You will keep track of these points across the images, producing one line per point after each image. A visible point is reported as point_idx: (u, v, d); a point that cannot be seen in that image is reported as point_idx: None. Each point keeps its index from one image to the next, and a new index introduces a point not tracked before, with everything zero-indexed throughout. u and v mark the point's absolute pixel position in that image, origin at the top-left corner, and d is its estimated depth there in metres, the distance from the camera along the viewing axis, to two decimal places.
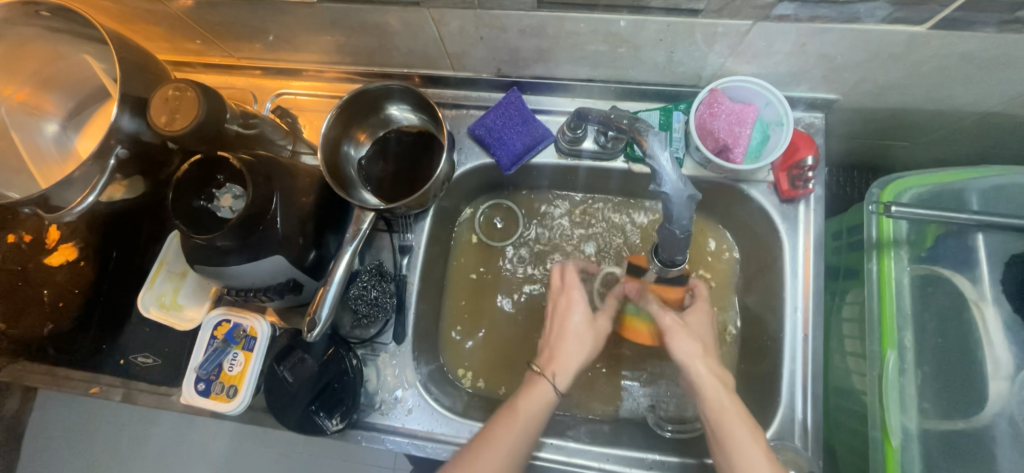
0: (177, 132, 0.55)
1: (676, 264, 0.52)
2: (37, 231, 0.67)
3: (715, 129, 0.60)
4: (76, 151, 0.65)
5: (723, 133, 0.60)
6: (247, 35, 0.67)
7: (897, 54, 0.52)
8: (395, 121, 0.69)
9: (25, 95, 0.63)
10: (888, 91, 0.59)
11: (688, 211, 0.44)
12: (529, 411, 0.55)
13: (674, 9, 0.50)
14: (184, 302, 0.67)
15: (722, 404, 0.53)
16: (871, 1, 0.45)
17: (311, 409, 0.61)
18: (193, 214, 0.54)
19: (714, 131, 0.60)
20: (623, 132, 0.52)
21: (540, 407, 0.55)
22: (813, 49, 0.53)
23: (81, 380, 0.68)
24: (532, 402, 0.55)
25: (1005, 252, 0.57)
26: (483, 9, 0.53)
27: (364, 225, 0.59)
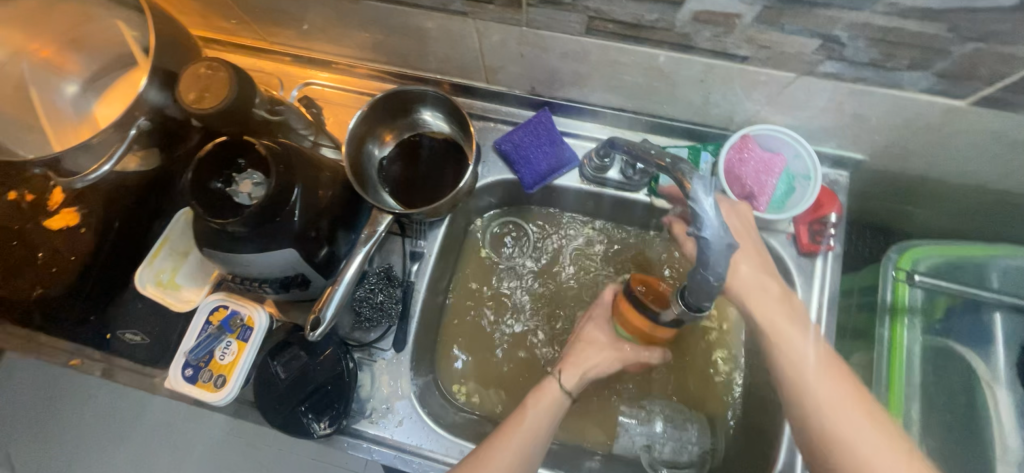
0: (204, 111, 0.54)
1: (703, 310, 0.49)
2: (40, 193, 0.65)
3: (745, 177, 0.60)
4: (93, 116, 0.63)
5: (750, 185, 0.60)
6: (284, 20, 0.66)
7: (932, 125, 0.52)
8: (424, 125, 0.69)
9: (49, 52, 0.61)
10: (916, 159, 0.59)
11: (724, 259, 0.45)
12: (537, 414, 0.57)
13: (720, 52, 0.50)
14: (182, 282, 0.65)
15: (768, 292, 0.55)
16: (917, 70, 0.46)
17: (301, 410, 0.60)
18: (210, 196, 0.52)
19: (743, 179, 0.60)
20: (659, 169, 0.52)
21: (548, 409, 0.58)
22: (849, 109, 0.54)
23: (65, 350, 0.66)
24: (543, 405, 0.58)
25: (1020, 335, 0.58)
26: (530, 28, 0.53)
27: (381, 227, 0.58)
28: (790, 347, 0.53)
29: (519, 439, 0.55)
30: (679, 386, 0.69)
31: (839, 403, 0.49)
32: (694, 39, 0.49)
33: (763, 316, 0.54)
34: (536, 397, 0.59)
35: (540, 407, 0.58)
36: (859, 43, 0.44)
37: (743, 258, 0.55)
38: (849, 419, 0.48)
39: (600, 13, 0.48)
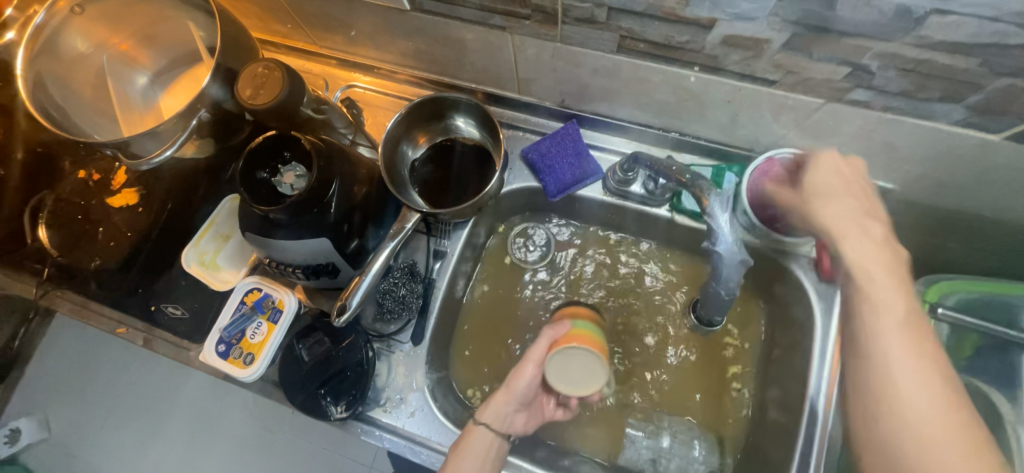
0: (257, 106, 0.59)
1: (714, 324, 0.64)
2: (106, 172, 0.72)
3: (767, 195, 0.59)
4: (158, 106, 0.69)
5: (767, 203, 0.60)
6: (334, 26, 0.71)
7: (965, 158, 0.52)
8: (456, 131, 0.72)
9: (127, 47, 0.67)
10: (948, 191, 0.58)
11: (736, 273, 0.53)
12: (460, 466, 0.56)
13: (748, 75, 0.51)
14: (222, 263, 0.69)
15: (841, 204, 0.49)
16: (948, 103, 0.46)
17: (319, 392, 0.63)
18: (256, 185, 0.56)
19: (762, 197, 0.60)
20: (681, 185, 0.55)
21: (475, 449, 0.57)
22: (879, 137, 0.53)
23: (113, 319, 0.72)
24: (464, 453, 0.57)
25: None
26: (564, 44, 0.56)
27: (408, 225, 0.61)
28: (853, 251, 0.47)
29: None
30: (691, 405, 0.69)
31: (890, 328, 0.43)
32: (723, 61, 0.50)
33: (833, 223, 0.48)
34: (459, 443, 0.58)
35: (462, 456, 0.57)
36: (889, 73, 0.44)
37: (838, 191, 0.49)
38: (892, 334, 0.43)
39: (632, 33, 0.50)
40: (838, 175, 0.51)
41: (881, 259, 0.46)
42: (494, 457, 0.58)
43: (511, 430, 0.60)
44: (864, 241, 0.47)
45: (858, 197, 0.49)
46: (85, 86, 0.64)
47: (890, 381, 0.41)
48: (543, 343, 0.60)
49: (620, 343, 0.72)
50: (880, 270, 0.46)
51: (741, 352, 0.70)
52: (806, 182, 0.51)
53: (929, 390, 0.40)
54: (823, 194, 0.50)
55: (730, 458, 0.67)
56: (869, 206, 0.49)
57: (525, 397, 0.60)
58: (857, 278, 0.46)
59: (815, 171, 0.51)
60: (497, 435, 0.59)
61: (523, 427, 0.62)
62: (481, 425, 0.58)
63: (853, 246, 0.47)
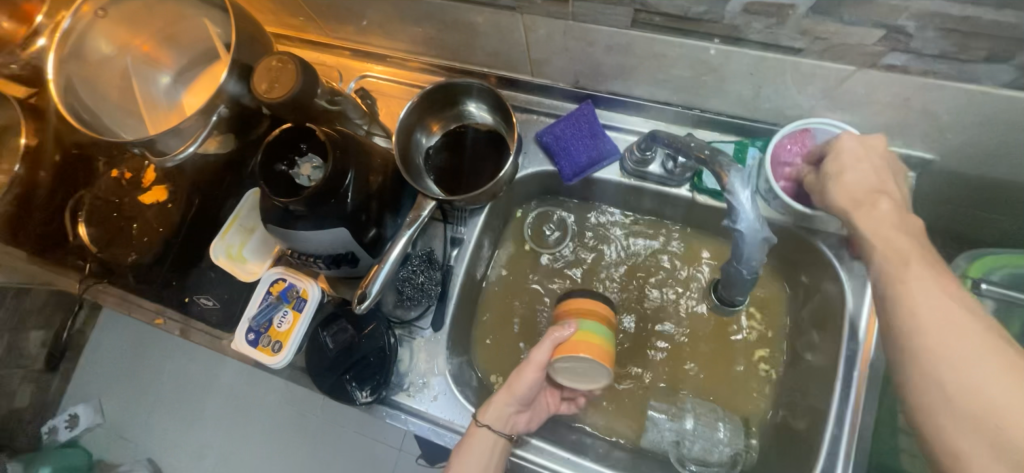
0: (273, 100, 0.60)
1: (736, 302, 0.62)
2: (137, 171, 0.76)
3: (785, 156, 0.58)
4: (182, 104, 0.70)
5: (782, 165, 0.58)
6: (345, 17, 0.71)
7: (1015, 123, 0.48)
8: (470, 117, 0.72)
9: (149, 47, 0.69)
10: (995, 160, 0.54)
11: (759, 252, 0.51)
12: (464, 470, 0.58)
13: (772, 45, 0.48)
14: (248, 255, 0.72)
15: (859, 160, 0.50)
16: (995, 63, 0.42)
17: (345, 378, 0.64)
18: (275, 178, 0.57)
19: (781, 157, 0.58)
20: (699, 162, 0.53)
21: (480, 454, 0.58)
22: (917, 104, 0.50)
23: (152, 310, 0.76)
24: (468, 458, 0.58)
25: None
26: (576, 21, 0.54)
27: (424, 212, 0.61)
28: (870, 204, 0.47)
29: None
30: (718, 388, 0.68)
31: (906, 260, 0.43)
32: (744, 30, 0.48)
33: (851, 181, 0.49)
34: (463, 450, 0.59)
35: (466, 461, 0.58)
36: (928, 34, 0.41)
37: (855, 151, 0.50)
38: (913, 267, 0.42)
39: (646, 5, 0.48)
40: (865, 155, 0.50)
41: (886, 224, 0.46)
42: (497, 458, 0.59)
43: (514, 431, 0.61)
44: (867, 210, 0.47)
45: (878, 176, 0.49)
46: (111, 88, 0.67)
47: (916, 317, 0.40)
48: (546, 347, 0.59)
49: (642, 327, 0.71)
50: (882, 234, 0.46)
51: (764, 335, 0.69)
52: (830, 164, 0.51)
53: (961, 322, 0.39)
54: (851, 177, 0.49)
55: (756, 440, 0.66)
56: (887, 183, 0.49)
57: (526, 399, 0.60)
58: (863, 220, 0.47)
59: (843, 153, 0.51)
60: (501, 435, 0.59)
61: (526, 425, 0.62)
62: (483, 430, 0.59)
63: (859, 219, 0.47)
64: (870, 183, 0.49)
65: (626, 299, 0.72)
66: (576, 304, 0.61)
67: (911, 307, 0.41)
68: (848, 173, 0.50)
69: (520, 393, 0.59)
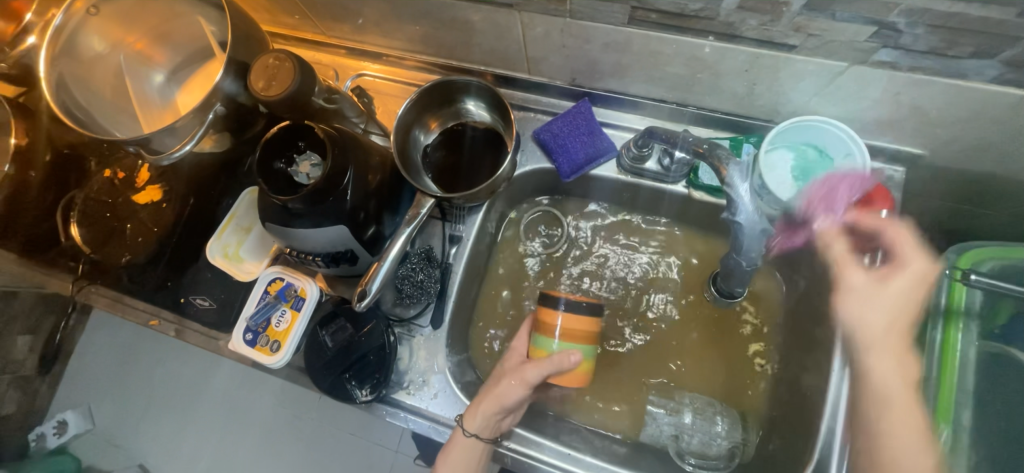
0: (270, 98, 0.59)
1: (735, 294, 0.65)
2: (131, 171, 0.75)
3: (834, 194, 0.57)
4: (175, 103, 0.70)
5: (824, 197, 0.57)
6: (341, 15, 0.71)
7: (1001, 117, 0.49)
8: (468, 115, 0.72)
9: (142, 45, 0.68)
10: (982, 154, 0.56)
11: (758, 242, 0.53)
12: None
13: (767, 42, 0.49)
14: (244, 255, 0.71)
15: (902, 300, 0.52)
16: (982, 59, 0.44)
17: (344, 376, 0.64)
18: (273, 175, 0.57)
19: (830, 193, 0.57)
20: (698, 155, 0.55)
21: (463, 456, 0.59)
22: (906, 100, 0.51)
23: (144, 311, 0.74)
24: (452, 459, 0.59)
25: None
26: (573, 19, 0.55)
27: (423, 210, 0.62)
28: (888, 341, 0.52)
29: None
30: (716, 383, 0.68)
31: (894, 401, 0.50)
32: (739, 28, 0.49)
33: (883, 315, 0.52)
34: (446, 452, 0.60)
35: (450, 463, 0.59)
36: (917, 30, 0.42)
37: (893, 285, 0.52)
38: (898, 400, 0.50)
39: (643, 3, 0.49)
40: (915, 287, 0.52)
41: (901, 371, 0.51)
42: (479, 460, 0.60)
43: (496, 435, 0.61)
44: (887, 348, 0.51)
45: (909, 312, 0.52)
46: (105, 86, 0.66)
47: (884, 447, 0.49)
48: (539, 372, 0.56)
49: (641, 324, 0.71)
50: (896, 379, 0.50)
51: (760, 330, 0.70)
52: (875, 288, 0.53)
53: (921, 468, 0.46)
54: (892, 301, 0.52)
55: (753, 433, 0.66)
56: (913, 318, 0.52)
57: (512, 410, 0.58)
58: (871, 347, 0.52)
59: (898, 278, 0.52)
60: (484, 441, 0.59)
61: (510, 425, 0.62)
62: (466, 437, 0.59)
63: (873, 355, 0.51)
64: (902, 319, 0.52)
65: (624, 295, 0.73)
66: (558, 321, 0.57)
67: (887, 440, 0.49)
68: (878, 302, 0.52)
69: (507, 407, 0.58)
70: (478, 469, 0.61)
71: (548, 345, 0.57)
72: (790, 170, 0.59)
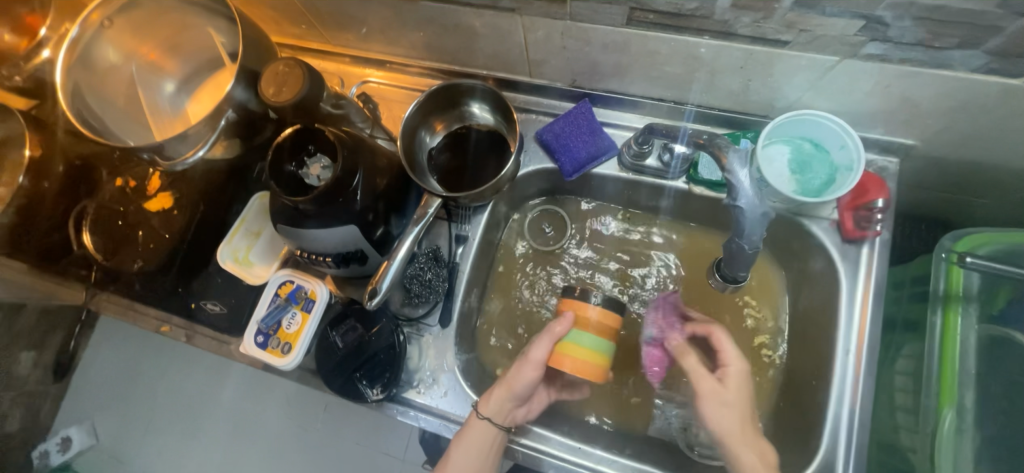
0: (281, 103, 0.61)
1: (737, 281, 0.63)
2: (142, 179, 0.76)
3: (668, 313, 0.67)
4: (186, 112, 0.72)
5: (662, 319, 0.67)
6: (346, 24, 0.73)
7: (989, 106, 0.51)
8: (472, 118, 0.74)
9: (154, 56, 0.70)
10: (973, 143, 0.58)
11: (759, 227, 0.54)
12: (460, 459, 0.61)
13: (760, 38, 0.51)
14: (254, 259, 0.73)
15: (742, 390, 0.59)
16: (968, 49, 0.45)
17: (355, 376, 0.65)
18: (286, 178, 0.59)
19: (665, 313, 0.67)
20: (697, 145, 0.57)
21: (478, 443, 0.61)
22: (897, 91, 0.53)
23: (155, 318, 0.76)
24: (465, 446, 0.61)
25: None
26: (573, 21, 0.57)
27: (431, 209, 0.63)
28: (743, 432, 0.57)
29: None
30: None
31: None
32: (734, 25, 0.50)
33: (730, 416, 0.57)
34: (460, 439, 0.62)
35: (464, 449, 0.61)
36: (904, 23, 0.44)
37: (733, 383, 0.59)
38: None
39: (641, 4, 0.51)
40: (742, 379, 0.59)
41: (765, 461, 0.55)
42: (495, 448, 0.61)
43: (513, 423, 0.63)
44: (747, 442, 0.56)
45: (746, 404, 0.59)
46: (118, 95, 0.68)
47: None
48: (546, 345, 0.59)
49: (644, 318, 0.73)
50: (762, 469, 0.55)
51: (763, 323, 0.71)
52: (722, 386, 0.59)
53: None
54: (735, 397, 0.58)
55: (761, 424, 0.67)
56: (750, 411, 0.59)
57: (524, 395, 0.61)
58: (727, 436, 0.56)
59: (731, 374, 0.59)
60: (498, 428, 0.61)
61: (523, 416, 0.64)
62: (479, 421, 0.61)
63: (743, 453, 0.55)
64: (744, 411, 0.58)
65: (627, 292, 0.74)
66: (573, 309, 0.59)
67: None
68: (728, 397, 0.58)
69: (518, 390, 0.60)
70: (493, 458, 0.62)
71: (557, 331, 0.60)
72: (787, 163, 0.62)
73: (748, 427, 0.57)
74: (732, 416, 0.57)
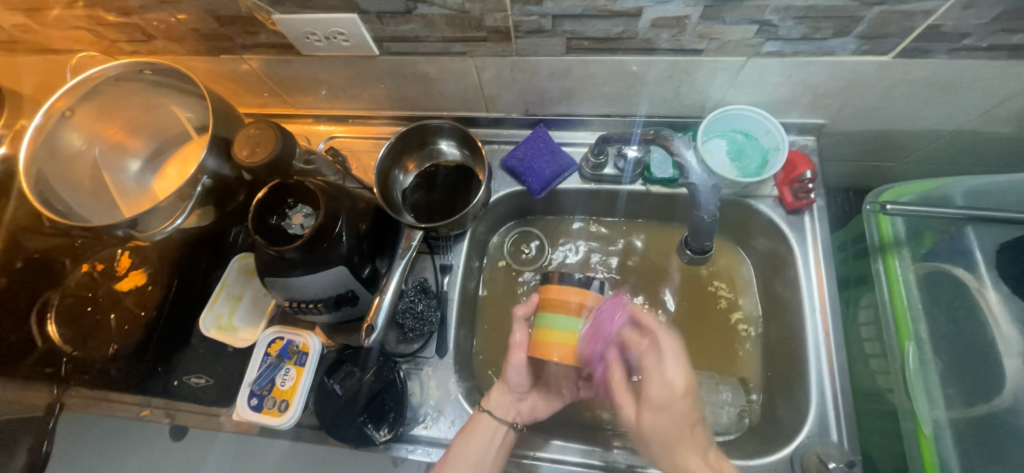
0: (255, 163, 0.63)
1: (705, 250, 0.72)
2: (110, 261, 0.75)
3: (603, 330, 0.58)
4: (153, 189, 0.72)
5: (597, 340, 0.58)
6: (309, 86, 0.77)
7: (871, 81, 0.61)
8: (440, 155, 0.79)
9: (121, 136, 0.71)
10: (869, 115, 0.68)
11: (712, 197, 0.64)
12: (462, 452, 0.61)
13: (680, 50, 0.60)
14: (238, 324, 0.72)
15: (673, 405, 0.57)
16: (842, 37, 0.55)
17: (361, 420, 0.63)
18: (270, 230, 0.60)
19: (599, 329, 0.58)
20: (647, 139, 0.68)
21: (481, 439, 0.62)
22: (799, 79, 0.63)
23: (135, 404, 0.73)
24: (467, 442, 0.62)
25: (994, 239, 0.64)
26: (520, 56, 0.64)
27: (414, 242, 0.67)
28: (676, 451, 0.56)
29: None
30: (707, 359, 0.73)
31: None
32: (655, 42, 0.59)
33: (659, 431, 0.57)
34: (464, 438, 0.62)
35: (468, 447, 0.61)
36: (789, 22, 0.54)
37: (653, 406, 0.57)
38: None
39: (575, 33, 0.59)
40: (663, 404, 0.57)
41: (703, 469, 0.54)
42: (499, 447, 0.62)
43: (519, 420, 0.65)
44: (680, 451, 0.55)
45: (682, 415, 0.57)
46: (83, 178, 0.68)
47: None
48: (522, 327, 0.64)
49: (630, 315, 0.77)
50: None
51: (733, 301, 0.76)
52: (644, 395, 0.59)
53: None
54: (652, 429, 0.57)
55: (756, 395, 0.71)
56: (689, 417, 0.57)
57: (519, 383, 0.65)
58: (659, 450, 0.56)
59: (651, 389, 0.58)
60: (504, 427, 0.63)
61: (531, 413, 0.66)
62: (484, 416, 0.63)
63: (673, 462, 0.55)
64: (681, 423, 0.56)
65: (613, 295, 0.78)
66: (558, 295, 0.57)
67: None
68: (654, 416, 0.57)
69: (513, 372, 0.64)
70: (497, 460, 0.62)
71: (553, 323, 0.56)
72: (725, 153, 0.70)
73: (683, 442, 0.56)
74: (663, 438, 0.56)
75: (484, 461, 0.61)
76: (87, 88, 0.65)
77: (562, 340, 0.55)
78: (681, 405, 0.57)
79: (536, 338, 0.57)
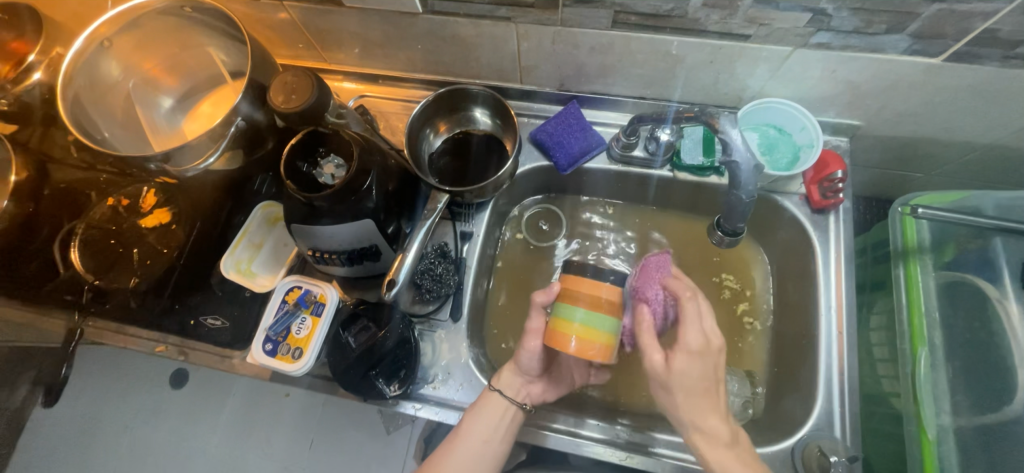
0: (290, 109, 0.63)
1: (738, 232, 0.68)
2: (136, 197, 0.76)
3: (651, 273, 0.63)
4: (183, 130, 0.73)
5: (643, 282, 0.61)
6: (345, 42, 0.77)
7: (917, 83, 0.61)
8: (470, 122, 0.79)
9: (157, 71, 0.72)
10: (906, 120, 0.68)
11: (753, 178, 0.60)
12: (472, 426, 0.61)
13: (727, 33, 0.59)
14: (258, 269, 0.72)
15: (707, 356, 0.54)
16: (895, 33, 0.54)
17: (372, 374, 0.64)
18: (301, 177, 0.61)
19: (649, 272, 0.63)
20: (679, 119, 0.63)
21: (487, 416, 0.62)
22: (841, 75, 0.62)
23: (148, 339, 0.74)
24: (475, 417, 0.62)
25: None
26: (563, 27, 0.63)
27: (439, 204, 0.66)
28: (697, 403, 0.53)
29: (457, 452, 0.60)
30: None
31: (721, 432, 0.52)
32: (704, 23, 0.58)
33: (689, 373, 0.54)
34: (472, 412, 0.63)
35: (476, 421, 0.62)
36: (844, 13, 0.53)
37: (686, 353, 0.54)
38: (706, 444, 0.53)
39: (624, 7, 0.58)
40: (697, 357, 0.54)
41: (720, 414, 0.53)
42: (507, 422, 0.62)
43: (529, 400, 0.65)
44: (702, 395, 0.53)
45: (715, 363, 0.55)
46: (116, 108, 0.68)
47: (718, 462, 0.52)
48: (539, 315, 0.62)
49: None
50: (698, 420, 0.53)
51: (742, 293, 0.77)
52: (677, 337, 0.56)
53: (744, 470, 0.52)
54: (681, 376, 0.53)
55: (760, 388, 0.72)
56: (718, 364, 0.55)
57: (531, 367, 0.64)
58: (676, 391, 0.54)
59: (687, 336, 0.55)
60: (514, 405, 0.63)
61: (540, 396, 0.66)
62: (491, 393, 0.63)
63: (692, 403, 0.53)
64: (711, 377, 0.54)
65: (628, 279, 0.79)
66: (576, 286, 0.55)
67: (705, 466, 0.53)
68: (690, 357, 0.54)
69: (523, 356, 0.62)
70: (507, 435, 0.62)
71: (570, 314, 0.54)
72: (756, 146, 0.70)
73: (712, 392, 0.54)
74: (690, 385, 0.54)
75: (493, 437, 0.61)
76: (129, 19, 0.64)
77: (581, 334, 0.53)
78: (711, 365, 0.54)
79: (552, 328, 0.55)
